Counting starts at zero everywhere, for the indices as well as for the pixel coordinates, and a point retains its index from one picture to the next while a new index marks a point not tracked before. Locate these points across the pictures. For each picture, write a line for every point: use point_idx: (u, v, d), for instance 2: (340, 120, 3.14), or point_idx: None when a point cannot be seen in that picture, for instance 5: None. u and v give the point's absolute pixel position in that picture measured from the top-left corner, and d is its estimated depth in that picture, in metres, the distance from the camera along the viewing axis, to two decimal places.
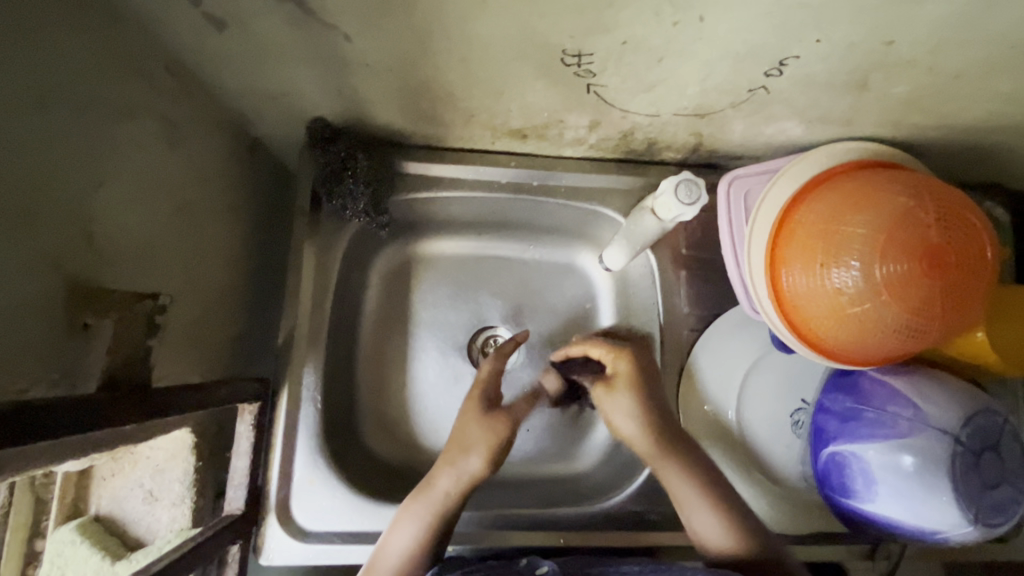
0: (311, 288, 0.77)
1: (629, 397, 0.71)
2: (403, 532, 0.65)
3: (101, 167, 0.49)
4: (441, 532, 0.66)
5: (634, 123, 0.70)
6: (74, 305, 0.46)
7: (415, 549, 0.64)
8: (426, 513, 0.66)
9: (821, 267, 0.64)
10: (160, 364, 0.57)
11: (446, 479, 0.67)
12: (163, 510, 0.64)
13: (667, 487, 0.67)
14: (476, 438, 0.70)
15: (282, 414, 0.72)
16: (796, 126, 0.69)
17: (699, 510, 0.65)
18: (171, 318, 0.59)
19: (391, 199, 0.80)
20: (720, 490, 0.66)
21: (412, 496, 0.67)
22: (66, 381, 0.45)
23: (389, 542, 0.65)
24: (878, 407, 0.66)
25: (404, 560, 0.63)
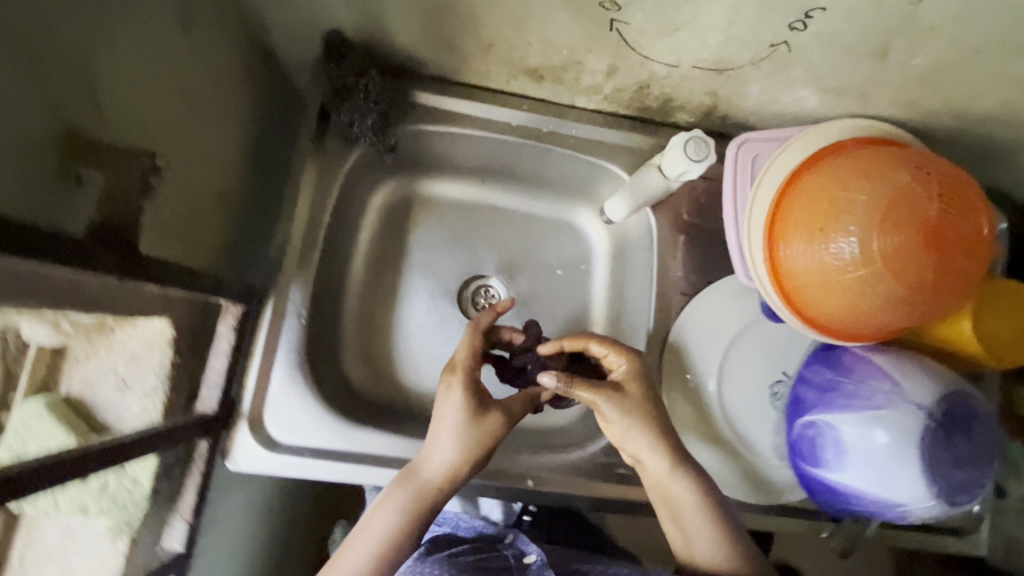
0: (308, 206, 0.76)
1: (632, 412, 0.65)
2: (382, 520, 0.62)
3: (110, 22, 0.48)
4: (423, 522, 0.63)
5: (652, 73, 0.70)
6: (71, 152, 0.45)
7: (392, 535, 0.61)
8: (411, 499, 0.63)
9: (821, 233, 0.64)
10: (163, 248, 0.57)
11: (432, 468, 0.64)
12: (133, 400, 0.63)
13: (675, 504, 0.64)
14: (454, 443, 0.63)
15: (264, 325, 0.71)
16: (811, 96, 0.69)
17: (698, 524, 0.62)
18: (168, 195, 0.58)
19: (399, 127, 0.79)
20: (719, 509, 0.63)
21: (399, 479, 0.65)
22: (54, 216, 0.43)
23: (361, 540, 0.61)
24: (857, 379, 0.67)
25: (385, 545, 0.61)
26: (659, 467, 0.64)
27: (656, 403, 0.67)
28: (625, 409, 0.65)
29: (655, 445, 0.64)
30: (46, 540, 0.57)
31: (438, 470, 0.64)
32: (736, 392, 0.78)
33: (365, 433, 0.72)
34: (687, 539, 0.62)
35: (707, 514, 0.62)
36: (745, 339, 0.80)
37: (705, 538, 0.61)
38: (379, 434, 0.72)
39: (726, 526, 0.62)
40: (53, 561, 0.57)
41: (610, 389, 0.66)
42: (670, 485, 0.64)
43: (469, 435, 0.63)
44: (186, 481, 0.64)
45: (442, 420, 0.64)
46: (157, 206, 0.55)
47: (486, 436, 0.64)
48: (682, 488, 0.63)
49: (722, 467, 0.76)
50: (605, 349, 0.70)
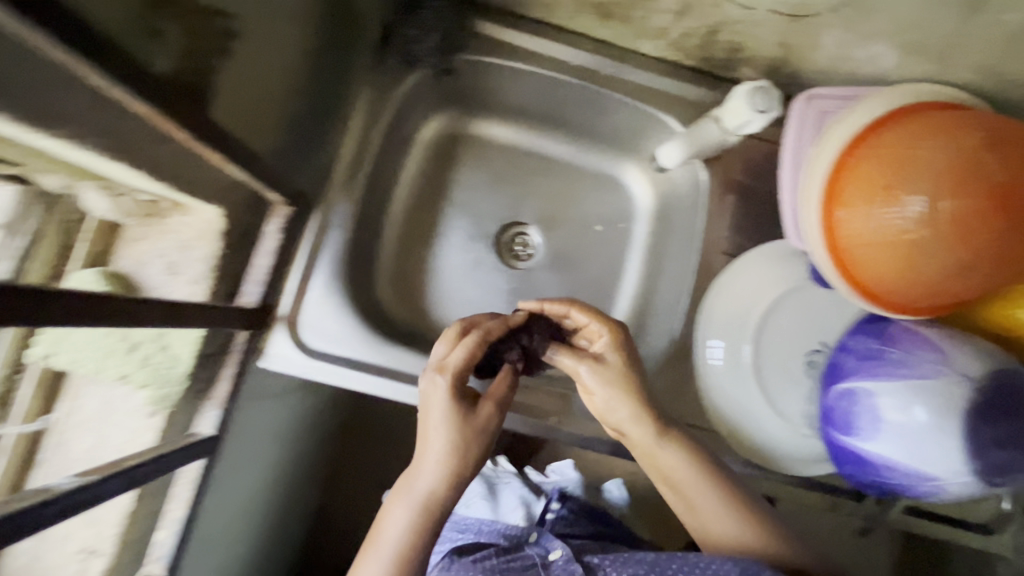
0: (361, 124, 0.76)
1: (612, 379, 0.63)
2: (393, 527, 0.55)
3: None
4: (431, 532, 0.56)
5: (725, 16, 0.68)
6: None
7: (408, 543, 0.54)
8: (420, 504, 0.56)
9: (887, 191, 0.61)
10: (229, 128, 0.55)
11: (428, 475, 0.56)
12: (180, 285, 0.64)
13: (679, 482, 0.61)
14: (451, 453, 0.57)
15: (309, 233, 0.72)
16: (888, 52, 0.67)
17: (721, 516, 0.59)
18: (246, 79, 0.57)
19: (460, 56, 0.79)
20: (731, 485, 0.61)
21: (395, 492, 0.58)
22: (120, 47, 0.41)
23: (375, 546, 0.55)
24: (903, 349, 0.65)
25: (395, 565, 0.53)
26: (647, 438, 0.62)
27: (644, 377, 0.64)
28: (607, 378, 0.63)
29: (636, 417, 0.62)
30: (87, 405, 0.60)
31: (434, 475, 0.56)
32: (771, 355, 0.74)
33: (396, 350, 0.72)
34: (704, 518, 0.60)
35: (724, 499, 0.60)
36: (789, 303, 0.75)
37: (731, 522, 0.59)
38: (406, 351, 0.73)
39: (746, 507, 0.60)
40: (90, 426, 0.60)
41: (591, 359, 0.64)
42: (663, 452, 0.62)
43: (463, 440, 0.57)
44: (222, 371, 0.65)
45: (429, 423, 0.58)
46: (223, 78, 0.53)
47: (483, 428, 0.58)
48: (685, 470, 0.61)
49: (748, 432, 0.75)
50: (585, 317, 0.67)
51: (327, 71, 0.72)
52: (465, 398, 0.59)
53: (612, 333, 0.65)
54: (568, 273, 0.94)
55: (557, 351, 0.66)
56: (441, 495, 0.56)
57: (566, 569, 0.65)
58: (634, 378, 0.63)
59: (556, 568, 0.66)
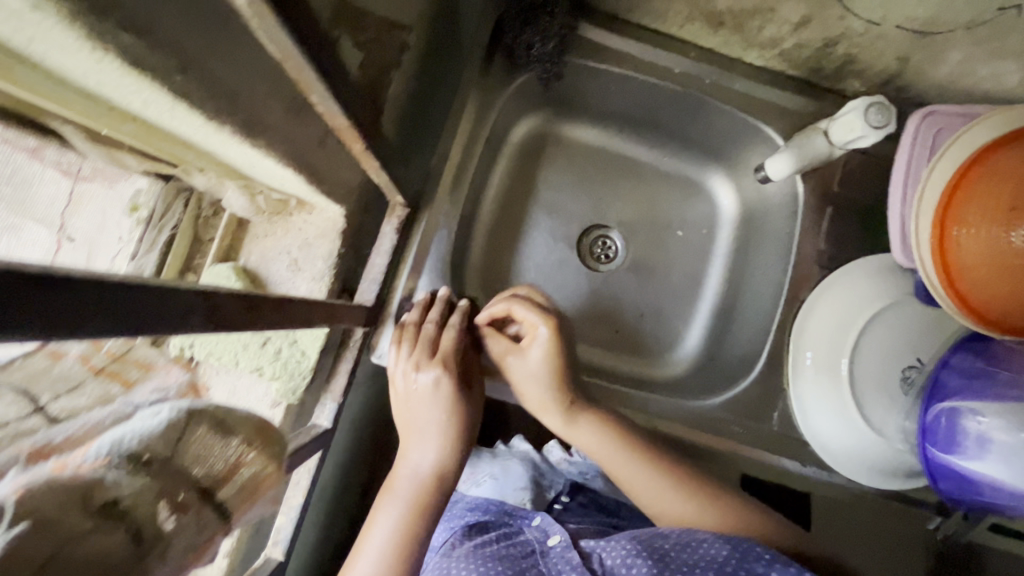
0: (467, 125, 0.77)
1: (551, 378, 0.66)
2: (400, 486, 0.58)
3: None
4: (428, 516, 0.57)
5: (848, 29, 0.67)
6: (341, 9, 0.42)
7: (411, 506, 0.57)
8: (423, 470, 0.59)
9: (1009, 215, 0.60)
10: (386, 124, 0.57)
11: (416, 460, 0.59)
12: (302, 282, 0.66)
13: (618, 466, 0.66)
14: (442, 427, 0.60)
15: (417, 232, 0.73)
16: (1015, 71, 0.66)
17: (675, 498, 0.64)
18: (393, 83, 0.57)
19: (565, 60, 0.79)
20: (673, 466, 0.66)
21: (385, 490, 0.59)
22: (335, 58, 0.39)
23: (377, 518, 0.57)
24: (1013, 369, 0.64)
25: (395, 550, 0.54)
26: (558, 423, 0.67)
27: (569, 365, 0.68)
28: (529, 373, 0.67)
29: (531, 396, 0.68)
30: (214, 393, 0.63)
31: (423, 457, 0.59)
32: (868, 370, 0.75)
33: None
34: (658, 496, 0.65)
35: (676, 478, 0.65)
36: (888, 318, 0.76)
37: (681, 501, 0.63)
38: None
39: (715, 492, 0.64)
40: None
41: (518, 351, 0.68)
42: (576, 431, 0.67)
43: (455, 414, 0.61)
44: (338, 366, 0.67)
45: (408, 415, 0.62)
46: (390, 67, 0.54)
47: (455, 421, 0.61)
48: (601, 439, 0.66)
49: (838, 442, 0.77)
50: (524, 313, 0.66)
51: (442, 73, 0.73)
52: (461, 378, 0.63)
53: (539, 325, 0.66)
54: (649, 277, 0.95)
55: (495, 340, 0.69)
56: (439, 466, 0.59)
57: (565, 557, 0.62)
58: (560, 367, 0.66)
59: (554, 554, 0.63)
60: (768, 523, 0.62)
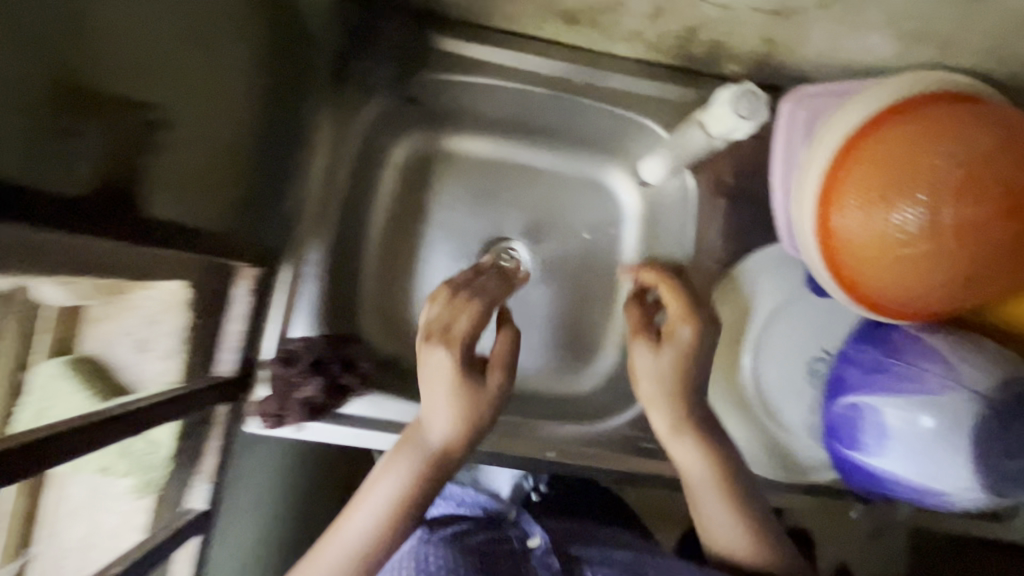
0: (324, 161, 0.71)
1: (670, 364, 0.65)
2: (382, 488, 0.59)
3: None
4: (429, 487, 0.59)
5: (702, 15, 0.62)
6: (61, 99, 0.42)
7: (390, 504, 0.58)
8: (404, 471, 0.59)
9: (883, 202, 0.57)
10: (172, 204, 0.54)
11: (435, 429, 0.60)
12: (152, 361, 0.62)
13: (697, 495, 0.64)
14: (455, 428, 0.60)
15: (281, 285, 0.69)
16: (882, 43, 0.61)
17: (726, 526, 0.62)
18: (181, 154, 0.55)
19: (418, 78, 0.73)
20: (737, 483, 0.63)
21: (400, 444, 0.61)
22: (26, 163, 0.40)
23: (376, 480, 0.59)
24: (907, 360, 0.62)
25: (380, 526, 0.57)
26: (663, 428, 0.65)
27: (694, 376, 0.65)
28: (656, 373, 0.65)
29: (674, 390, 0.64)
30: (71, 491, 0.59)
31: (440, 430, 0.60)
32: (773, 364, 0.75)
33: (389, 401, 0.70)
34: (717, 526, 0.63)
35: (719, 491, 0.63)
36: (786, 311, 0.75)
37: (726, 515, 0.62)
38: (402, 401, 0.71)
39: (746, 507, 0.63)
40: (81, 513, 0.59)
41: (647, 335, 0.67)
42: (672, 441, 0.65)
43: (464, 405, 0.60)
44: (207, 444, 0.63)
45: (427, 383, 0.60)
46: (149, 143, 0.50)
47: (480, 412, 0.60)
48: (692, 453, 0.64)
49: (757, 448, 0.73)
50: (671, 295, 0.68)
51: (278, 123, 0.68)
52: (477, 373, 0.61)
53: (682, 322, 0.65)
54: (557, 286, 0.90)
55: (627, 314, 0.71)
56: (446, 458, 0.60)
57: (545, 562, 0.62)
58: (688, 364, 0.65)
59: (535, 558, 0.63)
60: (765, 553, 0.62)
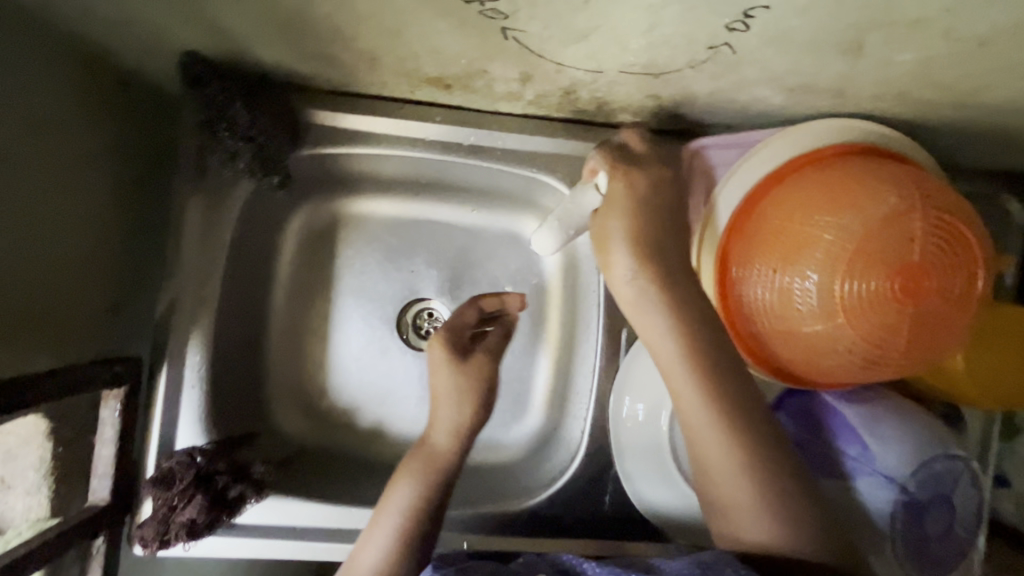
0: (197, 254, 0.66)
1: (623, 224, 0.54)
2: (395, 503, 0.61)
3: None
4: (437, 499, 0.62)
5: (575, 79, 0.56)
6: None
7: (408, 519, 0.60)
8: (417, 487, 0.61)
9: (775, 273, 0.53)
10: (25, 351, 0.53)
11: (437, 433, 0.65)
12: (15, 500, 0.58)
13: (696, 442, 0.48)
14: (457, 424, 0.65)
15: (160, 395, 0.64)
16: (774, 94, 0.55)
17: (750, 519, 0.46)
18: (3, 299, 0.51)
19: (292, 156, 0.68)
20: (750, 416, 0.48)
21: (403, 467, 0.63)
22: None
23: (391, 498, 0.61)
24: (822, 440, 0.59)
25: (397, 538, 0.59)
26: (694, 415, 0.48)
27: (693, 307, 0.51)
28: (634, 308, 0.52)
29: (694, 359, 0.49)
30: None
31: (445, 433, 0.64)
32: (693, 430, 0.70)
33: (293, 504, 0.67)
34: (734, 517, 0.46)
35: (746, 478, 0.46)
36: None
37: (752, 516, 0.46)
38: (304, 500, 0.68)
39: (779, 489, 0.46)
40: None
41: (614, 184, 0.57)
42: (696, 431, 0.48)
43: (470, 385, 0.65)
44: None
45: (435, 384, 0.65)
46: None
47: (478, 387, 0.65)
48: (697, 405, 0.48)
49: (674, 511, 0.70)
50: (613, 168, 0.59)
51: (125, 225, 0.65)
52: (465, 350, 0.67)
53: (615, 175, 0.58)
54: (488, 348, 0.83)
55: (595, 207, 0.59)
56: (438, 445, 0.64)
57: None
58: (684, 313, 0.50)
59: None
60: (789, 486, 0.46)
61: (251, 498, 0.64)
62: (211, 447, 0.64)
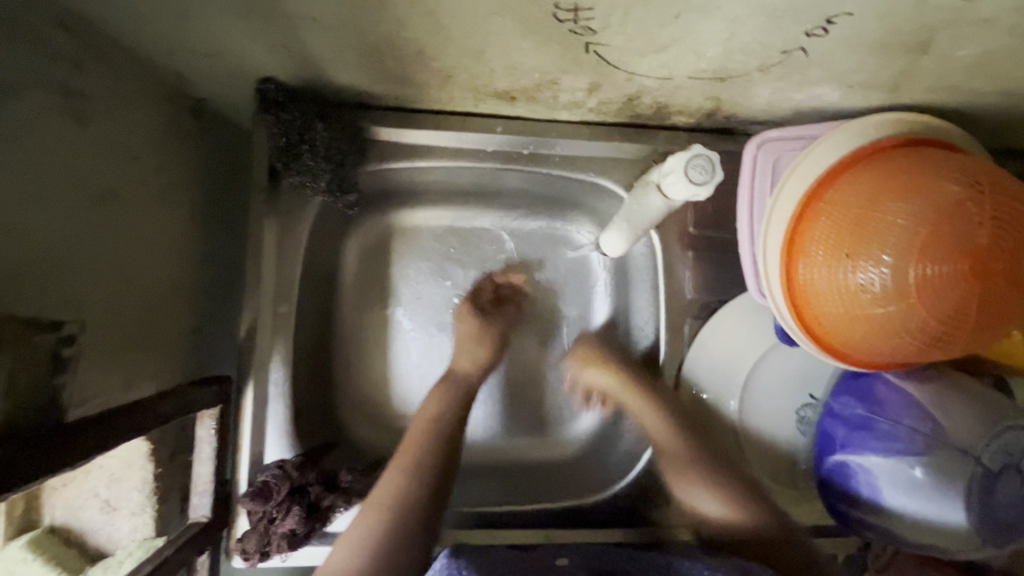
0: (273, 273, 0.68)
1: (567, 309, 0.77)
2: (383, 489, 0.61)
3: (41, 188, 0.44)
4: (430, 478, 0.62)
5: (641, 86, 0.59)
6: (26, 329, 0.42)
7: (397, 499, 0.59)
8: (401, 478, 0.61)
9: (846, 260, 0.55)
10: (133, 375, 0.55)
11: (431, 410, 0.70)
12: (123, 520, 0.60)
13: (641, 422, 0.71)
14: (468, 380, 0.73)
15: (248, 411, 0.66)
16: (832, 92, 0.58)
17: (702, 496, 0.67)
18: (107, 330, 0.51)
19: (359, 172, 0.70)
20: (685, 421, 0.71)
21: (393, 461, 0.64)
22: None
23: (379, 484, 0.62)
24: (892, 418, 0.62)
25: (392, 509, 0.58)
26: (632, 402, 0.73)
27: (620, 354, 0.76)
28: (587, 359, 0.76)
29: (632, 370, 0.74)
30: None
31: (435, 403, 0.70)
32: (751, 411, 0.74)
33: None
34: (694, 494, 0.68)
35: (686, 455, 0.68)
36: (765, 365, 0.74)
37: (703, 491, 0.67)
38: None
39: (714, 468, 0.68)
40: None
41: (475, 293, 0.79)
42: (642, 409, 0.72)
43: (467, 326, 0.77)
44: None
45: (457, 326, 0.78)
46: (97, 336, 0.50)
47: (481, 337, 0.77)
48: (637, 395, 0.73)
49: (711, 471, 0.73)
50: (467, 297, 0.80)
51: (202, 251, 0.66)
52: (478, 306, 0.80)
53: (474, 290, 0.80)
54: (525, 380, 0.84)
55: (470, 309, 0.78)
56: (464, 377, 0.74)
57: None
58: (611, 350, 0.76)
59: None
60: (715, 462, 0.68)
61: (341, 507, 0.66)
62: (299, 460, 0.66)
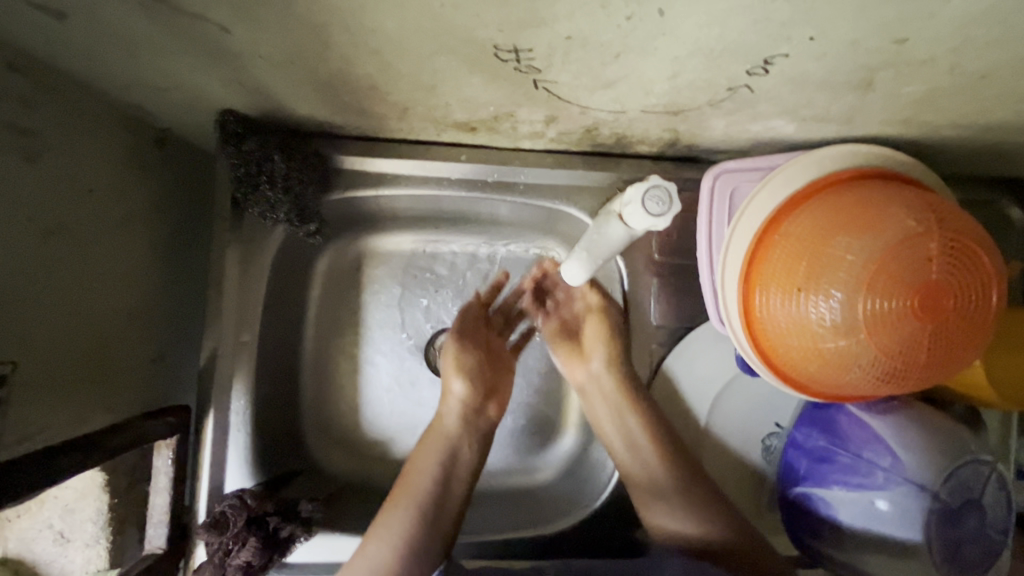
0: (235, 301, 0.68)
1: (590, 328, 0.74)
2: (425, 468, 0.67)
3: None
4: (462, 462, 0.69)
5: (597, 118, 0.60)
6: None
7: (440, 478, 0.66)
8: (438, 452, 0.68)
9: (799, 293, 0.55)
10: (83, 408, 0.55)
11: (451, 415, 0.71)
12: (76, 552, 0.60)
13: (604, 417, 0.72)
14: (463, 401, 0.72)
15: (207, 440, 0.66)
16: (787, 124, 0.59)
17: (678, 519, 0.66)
18: (51, 363, 0.51)
19: (322, 201, 0.70)
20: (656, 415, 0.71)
21: (425, 440, 0.70)
22: None
23: (419, 460, 0.68)
24: (853, 451, 0.61)
25: (436, 482, 0.66)
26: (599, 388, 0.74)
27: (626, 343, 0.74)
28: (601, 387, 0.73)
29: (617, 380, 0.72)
30: None
31: (457, 416, 0.71)
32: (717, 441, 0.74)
33: (345, 539, 0.69)
34: (667, 512, 0.66)
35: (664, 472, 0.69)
36: (731, 393, 0.75)
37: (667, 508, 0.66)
38: (353, 535, 0.69)
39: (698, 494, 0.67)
40: None
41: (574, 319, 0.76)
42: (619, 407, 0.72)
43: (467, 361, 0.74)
44: None
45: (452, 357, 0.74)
46: (39, 372, 0.50)
47: (478, 363, 0.75)
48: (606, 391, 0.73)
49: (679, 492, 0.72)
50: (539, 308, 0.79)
51: (162, 279, 0.66)
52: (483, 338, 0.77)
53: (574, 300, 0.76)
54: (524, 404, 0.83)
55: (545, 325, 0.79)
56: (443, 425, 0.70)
57: None
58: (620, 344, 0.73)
59: None
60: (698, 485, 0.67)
61: (301, 537, 0.66)
62: (259, 489, 0.66)
